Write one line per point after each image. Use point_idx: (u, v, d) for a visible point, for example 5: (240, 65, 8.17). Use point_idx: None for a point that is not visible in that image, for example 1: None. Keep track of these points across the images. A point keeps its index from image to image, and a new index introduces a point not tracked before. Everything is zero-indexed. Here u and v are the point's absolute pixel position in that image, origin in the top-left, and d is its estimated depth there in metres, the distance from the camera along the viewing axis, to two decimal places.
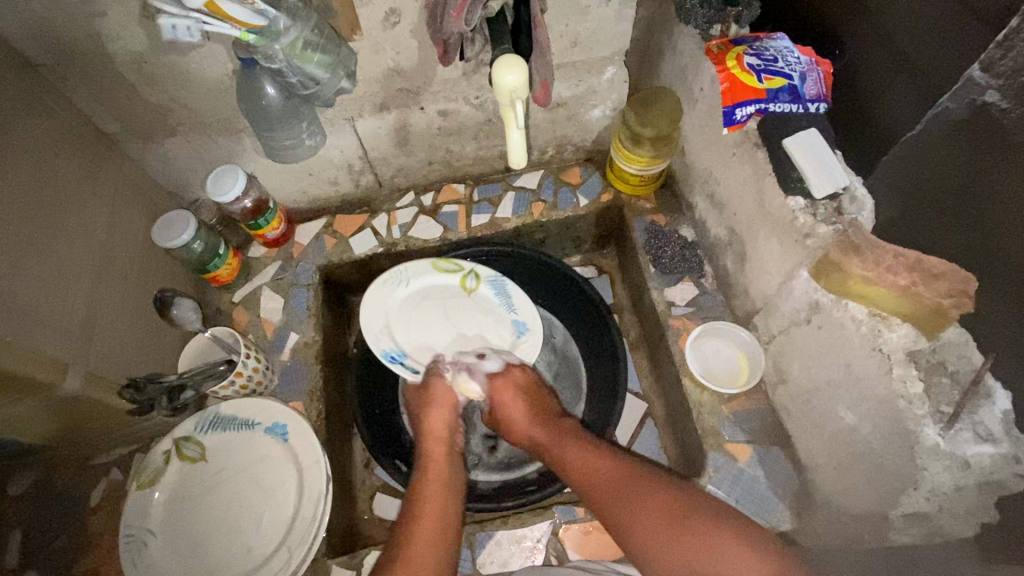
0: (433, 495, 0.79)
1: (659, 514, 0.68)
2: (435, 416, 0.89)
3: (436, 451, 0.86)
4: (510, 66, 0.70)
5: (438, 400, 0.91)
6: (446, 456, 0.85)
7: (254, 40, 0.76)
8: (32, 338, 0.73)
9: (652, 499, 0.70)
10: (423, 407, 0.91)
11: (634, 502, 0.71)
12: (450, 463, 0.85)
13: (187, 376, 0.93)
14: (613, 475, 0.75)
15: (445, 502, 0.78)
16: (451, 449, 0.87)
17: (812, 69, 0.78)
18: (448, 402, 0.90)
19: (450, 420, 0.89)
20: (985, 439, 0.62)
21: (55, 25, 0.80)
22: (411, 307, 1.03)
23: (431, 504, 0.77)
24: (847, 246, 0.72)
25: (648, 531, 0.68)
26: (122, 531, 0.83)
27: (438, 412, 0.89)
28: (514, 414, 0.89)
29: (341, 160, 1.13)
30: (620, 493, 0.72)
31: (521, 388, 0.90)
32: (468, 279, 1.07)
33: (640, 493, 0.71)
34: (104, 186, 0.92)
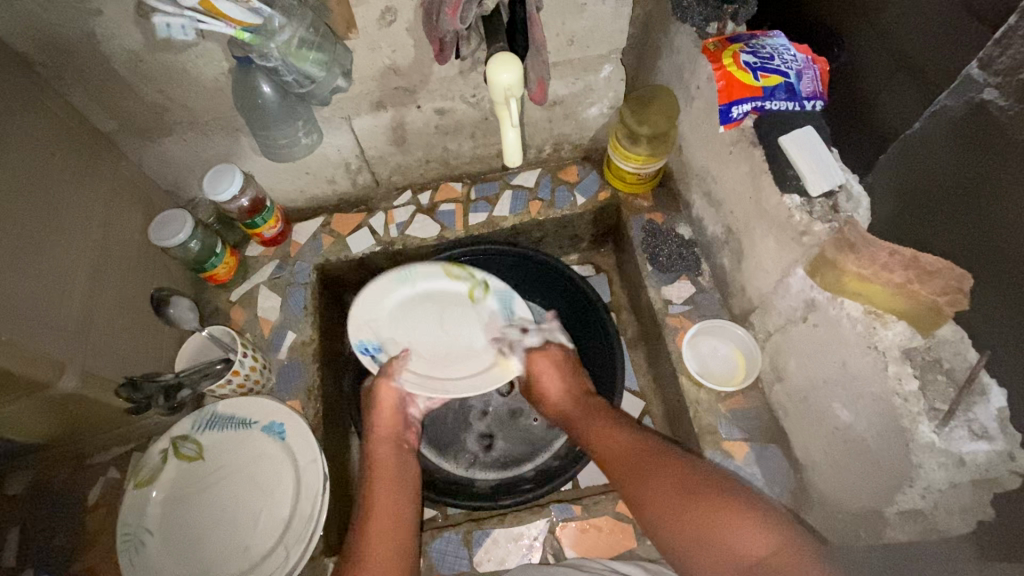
0: (383, 495, 0.79)
1: (672, 487, 0.68)
2: (381, 419, 0.89)
3: (383, 451, 0.86)
4: (505, 64, 0.69)
5: (383, 405, 0.90)
6: (394, 455, 0.85)
7: (249, 39, 0.76)
8: (28, 338, 0.73)
9: (667, 469, 0.70)
10: (371, 411, 0.91)
11: (650, 471, 0.71)
12: (398, 461, 0.85)
13: (184, 375, 0.91)
14: (628, 449, 0.76)
15: (398, 500, 0.79)
16: (401, 448, 0.87)
17: (808, 66, 0.79)
18: (393, 405, 0.91)
19: (396, 422, 0.90)
20: (980, 436, 0.62)
21: (50, 24, 0.80)
22: (402, 308, 1.02)
23: (382, 503, 0.78)
24: (842, 243, 0.72)
25: (661, 500, 0.67)
26: (120, 530, 0.83)
27: (385, 413, 0.90)
28: (548, 388, 0.94)
29: (338, 159, 1.12)
30: (634, 462, 0.73)
31: (557, 364, 0.95)
32: (478, 289, 1.04)
33: (655, 465, 0.71)
34: (100, 185, 0.92)
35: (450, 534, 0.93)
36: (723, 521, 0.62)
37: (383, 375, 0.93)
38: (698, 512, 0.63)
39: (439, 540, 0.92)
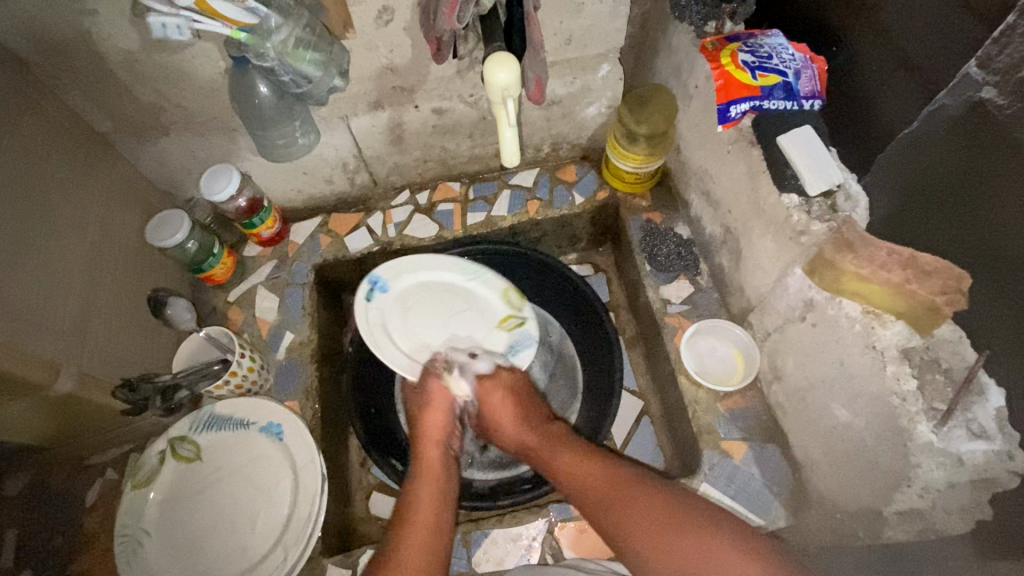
0: (428, 497, 0.78)
1: (656, 515, 0.67)
2: (432, 417, 0.88)
3: (429, 454, 0.84)
4: (503, 64, 0.69)
5: (434, 401, 0.90)
6: (441, 459, 0.84)
7: (245, 38, 0.76)
8: (22, 339, 0.72)
9: (650, 502, 0.69)
10: (420, 409, 0.90)
11: (628, 503, 0.70)
12: (445, 466, 0.83)
13: (181, 376, 0.92)
14: (607, 479, 0.74)
15: (437, 505, 0.77)
16: (448, 452, 0.85)
17: (806, 66, 0.78)
18: (444, 405, 0.90)
19: (447, 423, 0.88)
20: (979, 436, 0.62)
21: (45, 24, 0.79)
22: (435, 290, 1.05)
23: (423, 507, 0.76)
24: (840, 243, 0.71)
25: (648, 531, 0.66)
26: (118, 531, 0.83)
27: (435, 411, 0.89)
28: (502, 416, 0.88)
29: (336, 159, 1.12)
30: (612, 496, 0.72)
31: (510, 391, 0.90)
32: (511, 320, 1.03)
33: (629, 497, 0.70)
34: (96, 185, 0.92)
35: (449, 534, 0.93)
36: (710, 554, 0.62)
37: (432, 375, 0.93)
38: (684, 546, 0.63)
39: None
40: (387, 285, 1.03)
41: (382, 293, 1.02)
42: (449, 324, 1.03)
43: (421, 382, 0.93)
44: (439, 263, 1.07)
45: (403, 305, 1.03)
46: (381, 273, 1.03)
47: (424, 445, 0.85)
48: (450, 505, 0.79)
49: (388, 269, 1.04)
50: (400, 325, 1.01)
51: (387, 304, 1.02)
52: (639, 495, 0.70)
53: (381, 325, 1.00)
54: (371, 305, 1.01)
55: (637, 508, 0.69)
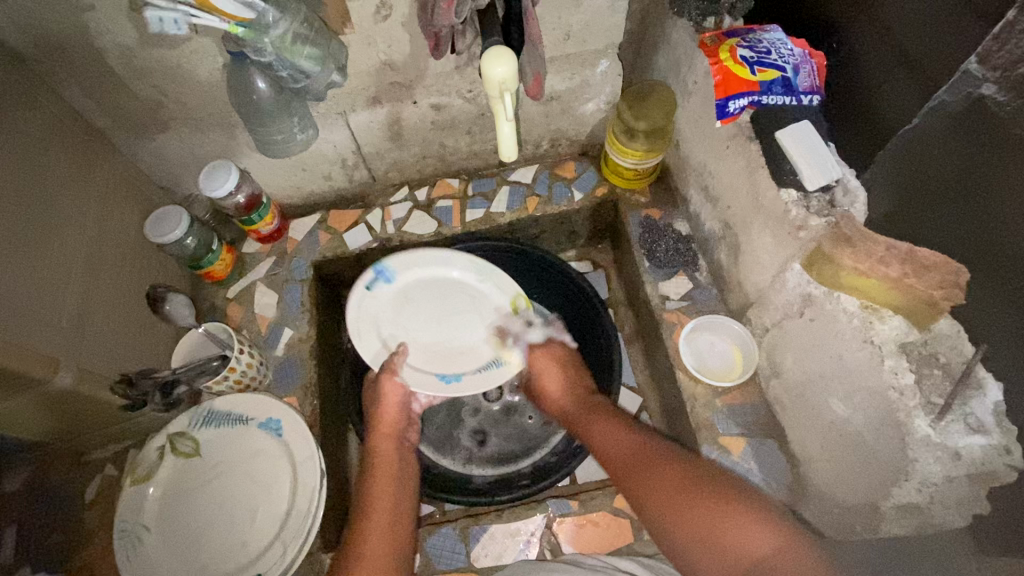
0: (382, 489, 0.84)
1: (671, 484, 0.70)
2: (384, 412, 0.93)
3: (383, 446, 0.91)
4: (500, 57, 0.69)
5: (386, 399, 0.93)
6: (394, 450, 0.91)
7: (243, 33, 0.76)
8: (20, 335, 0.72)
9: (667, 469, 0.72)
10: (372, 403, 0.95)
11: (646, 471, 0.73)
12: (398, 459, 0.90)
13: (180, 371, 0.91)
14: (631, 446, 0.78)
15: (392, 498, 0.84)
16: (401, 443, 0.93)
17: (805, 61, 0.78)
18: (395, 402, 0.94)
19: (399, 417, 0.94)
20: (976, 430, 0.62)
21: (43, 18, 0.79)
22: (439, 291, 1.02)
23: (379, 498, 0.83)
24: (838, 237, 0.71)
25: (664, 498, 0.69)
26: (118, 525, 0.84)
27: (387, 404, 0.93)
28: (550, 384, 0.98)
29: (335, 155, 1.12)
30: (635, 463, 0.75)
31: (564, 365, 0.99)
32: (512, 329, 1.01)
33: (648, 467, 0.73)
34: (94, 181, 0.91)
35: (448, 529, 0.93)
36: (723, 525, 0.63)
37: (387, 371, 0.93)
38: (698, 517, 0.65)
39: (436, 535, 0.92)
40: (394, 275, 1.00)
41: (388, 281, 0.99)
42: (443, 329, 1.00)
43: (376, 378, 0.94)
44: (452, 263, 1.03)
45: (405, 296, 1.01)
46: (388, 263, 1.00)
47: (378, 439, 0.92)
48: (407, 493, 0.87)
49: (398, 261, 1.00)
50: (395, 315, 0.99)
51: (389, 293, 0.99)
52: (660, 467, 0.72)
53: (374, 311, 0.97)
54: (367, 293, 0.97)
55: (658, 474, 0.72)
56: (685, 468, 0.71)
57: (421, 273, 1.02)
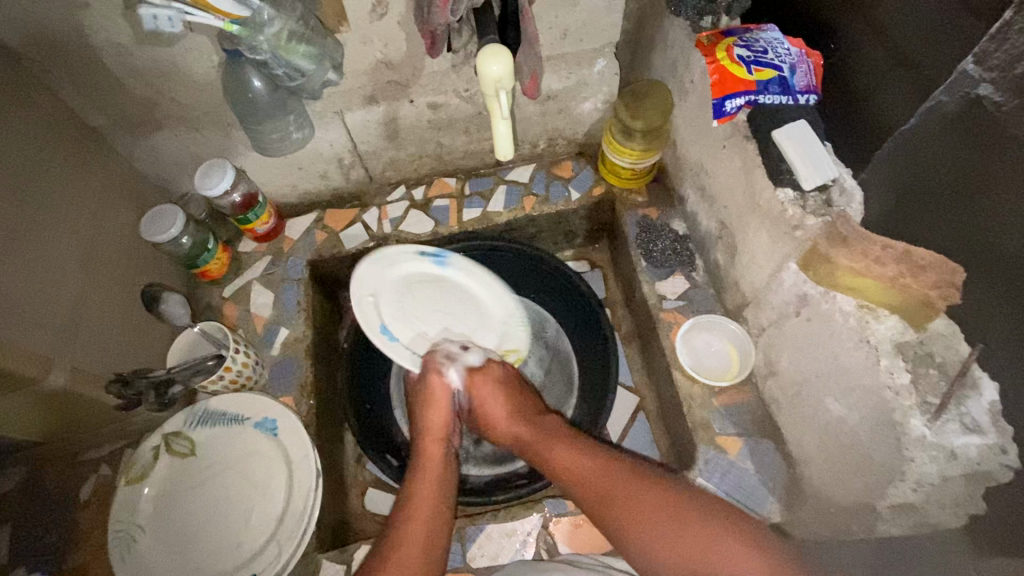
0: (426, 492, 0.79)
1: (655, 513, 0.67)
2: (434, 413, 0.88)
3: (431, 449, 0.86)
4: (495, 56, 0.69)
5: (437, 401, 0.89)
6: (441, 454, 0.85)
7: (237, 31, 0.76)
8: (12, 333, 0.72)
9: (646, 499, 0.68)
10: (422, 404, 0.89)
11: (631, 501, 0.69)
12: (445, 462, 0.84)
13: (175, 372, 0.91)
14: (600, 474, 0.73)
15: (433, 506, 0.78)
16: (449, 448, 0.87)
17: (802, 60, 0.78)
18: (444, 400, 0.89)
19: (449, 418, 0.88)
20: (972, 430, 0.61)
21: (37, 16, 0.79)
22: (457, 299, 1.02)
23: (422, 500, 0.78)
24: (835, 237, 0.71)
25: (649, 524, 0.66)
26: (112, 526, 0.83)
27: (439, 404, 0.88)
28: (492, 409, 0.88)
29: (331, 154, 1.11)
30: (610, 494, 0.71)
31: (502, 384, 0.89)
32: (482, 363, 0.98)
33: (630, 497, 0.69)
34: (89, 180, 0.91)
35: None
36: (712, 550, 0.62)
37: (431, 370, 0.91)
38: (683, 540, 0.64)
39: None
40: (450, 266, 1.03)
41: (439, 268, 1.02)
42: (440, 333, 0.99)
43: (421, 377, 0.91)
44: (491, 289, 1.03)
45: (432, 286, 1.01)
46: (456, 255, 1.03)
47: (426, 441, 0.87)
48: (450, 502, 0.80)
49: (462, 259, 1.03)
50: (410, 286, 0.99)
51: (432, 273, 1.01)
52: (641, 492, 0.69)
53: (404, 269, 0.99)
54: (414, 259, 1.00)
55: (637, 504, 0.68)
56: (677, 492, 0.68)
57: (467, 281, 1.03)
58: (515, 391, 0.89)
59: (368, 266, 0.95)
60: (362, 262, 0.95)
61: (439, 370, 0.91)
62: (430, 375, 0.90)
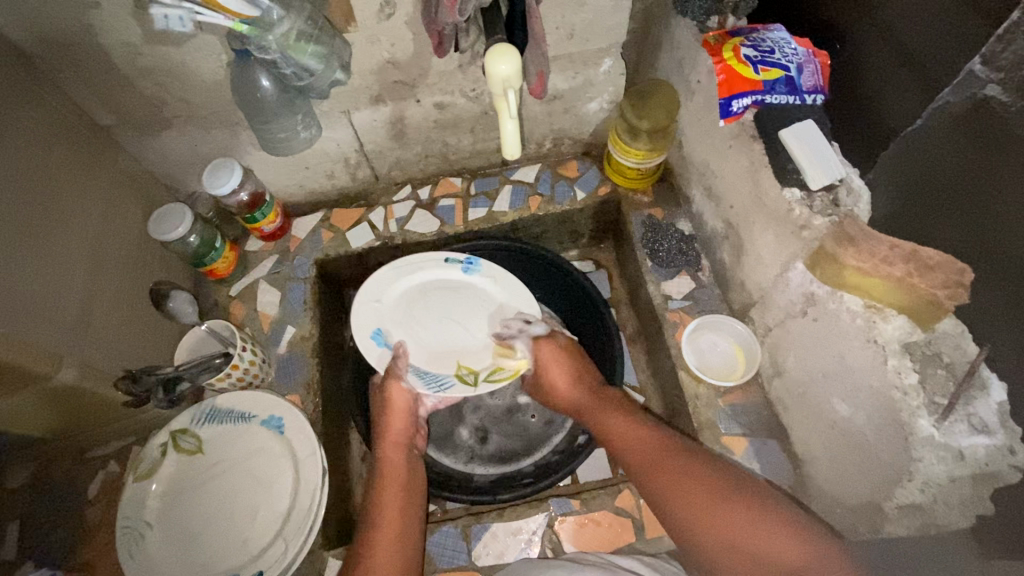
0: (388, 499, 0.81)
1: (705, 500, 0.67)
2: (394, 420, 0.90)
3: (392, 454, 0.88)
4: (503, 56, 0.69)
5: (395, 407, 0.91)
6: (404, 459, 0.87)
7: (247, 31, 0.76)
8: (25, 330, 0.73)
9: (694, 480, 0.69)
10: (383, 413, 0.91)
11: (683, 475, 0.70)
12: (407, 468, 0.86)
13: (182, 369, 0.92)
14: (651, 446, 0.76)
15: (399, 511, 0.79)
16: (410, 452, 0.89)
17: (809, 60, 0.78)
18: (404, 407, 0.92)
19: (408, 425, 0.91)
20: (980, 431, 0.61)
21: (48, 17, 0.80)
22: (468, 300, 1.06)
23: (389, 507, 0.79)
24: (841, 237, 0.71)
25: (699, 499, 0.67)
26: (120, 522, 0.84)
27: (399, 412, 0.91)
28: (556, 376, 0.93)
29: (338, 153, 1.12)
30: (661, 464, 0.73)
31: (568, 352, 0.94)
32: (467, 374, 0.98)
33: (684, 470, 0.71)
34: (98, 178, 0.92)
35: (448, 527, 0.93)
36: (751, 531, 0.63)
37: (390, 377, 0.94)
38: (728, 519, 0.65)
39: (436, 532, 0.93)
40: (475, 272, 1.08)
41: (465, 273, 1.07)
42: (445, 332, 1.03)
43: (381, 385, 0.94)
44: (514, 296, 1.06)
45: (450, 290, 1.07)
46: (481, 262, 1.08)
47: (387, 448, 0.88)
48: (415, 506, 0.82)
49: (489, 266, 1.07)
50: (425, 289, 1.06)
51: (455, 279, 1.07)
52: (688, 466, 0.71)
53: (421, 275, 1.06)
54: (436, 265, 1.07)
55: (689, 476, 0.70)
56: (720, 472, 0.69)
57: (488, 287, 1.07)
58: (580, 364, 0.93)
59: (386, 272, 1.05)
60: (380, 269, 1.05)
61: (398, 377, 0.94)
62: (390, 383, 0.93)
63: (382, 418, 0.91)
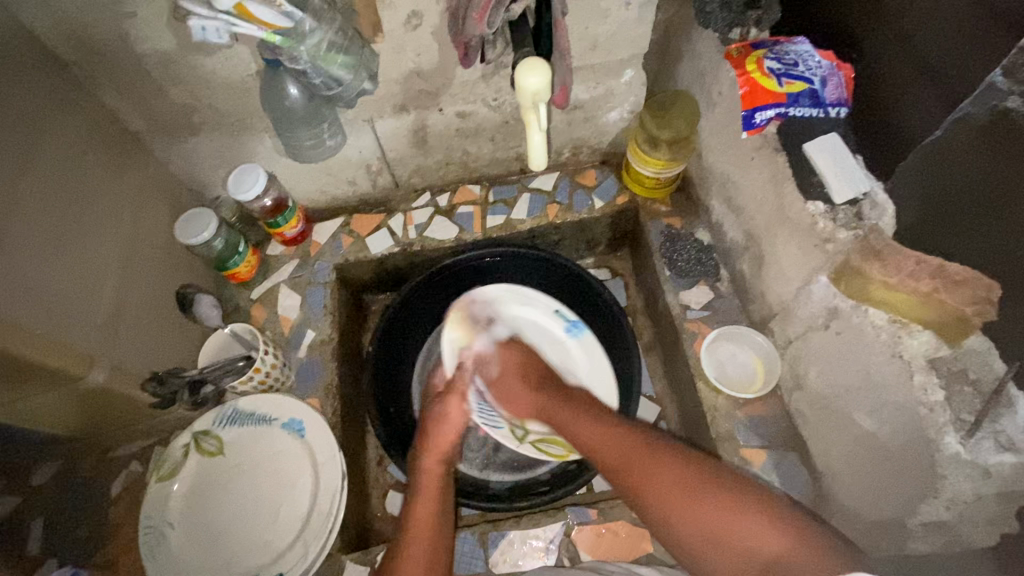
0: (424, 511, 0.78)
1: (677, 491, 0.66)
2: (445, 433, 0.87)
3: (432, 469, 0.84)
4: (533, 69, 0.69)
5: (449, 420, 0.89)
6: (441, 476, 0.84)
7: (279, 41, 0.77)
8: (59, 331, 0.74)
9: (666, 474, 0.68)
10: (431, 425, 0.89)
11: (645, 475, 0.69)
12: (444, 483, 0.83)
13: (206, 372, 0.94)
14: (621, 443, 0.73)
15: (435, 529, 0.77)
16: (449, 470, 0.85)
17: (833, 73, 0.78)
18: (458, 422, 0.89)
19: (455, 443, 0.88)
20: (1007, 448, 0.60)
21: (86, 26, 0.81)
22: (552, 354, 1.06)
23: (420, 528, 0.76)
24: (868, 252, 0.72)
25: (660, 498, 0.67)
26: (142, 521, 0.85)
27: (449, 429, 0.88)
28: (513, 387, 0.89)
29: (360, 160, 1.13)
30: (634, 466, 0.70)
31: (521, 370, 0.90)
32: (521, 431, 0.97)
33: (652, 463, 0.69)
34: (129, 183, 0.94)
35: (466, 534, 0.93)
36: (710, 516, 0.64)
37: (455, 393, 0.93)
38: (691, 511, 0.65)
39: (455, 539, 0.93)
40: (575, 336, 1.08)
41: (566, 333, 1.08)
42: None
43: (439, 397, 0.92)
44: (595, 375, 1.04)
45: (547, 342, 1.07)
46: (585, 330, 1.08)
47: (429, 462, 0.85)
48: (449, 521, 0.79)
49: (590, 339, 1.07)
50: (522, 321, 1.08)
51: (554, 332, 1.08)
52: (655, 462, 0.69)
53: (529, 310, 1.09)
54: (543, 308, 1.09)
55: (658, 477, 0.68)
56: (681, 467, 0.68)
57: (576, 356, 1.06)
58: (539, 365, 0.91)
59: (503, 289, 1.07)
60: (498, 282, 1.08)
61: (462, 396, 0.93)
62: (451, 398, 0.91)
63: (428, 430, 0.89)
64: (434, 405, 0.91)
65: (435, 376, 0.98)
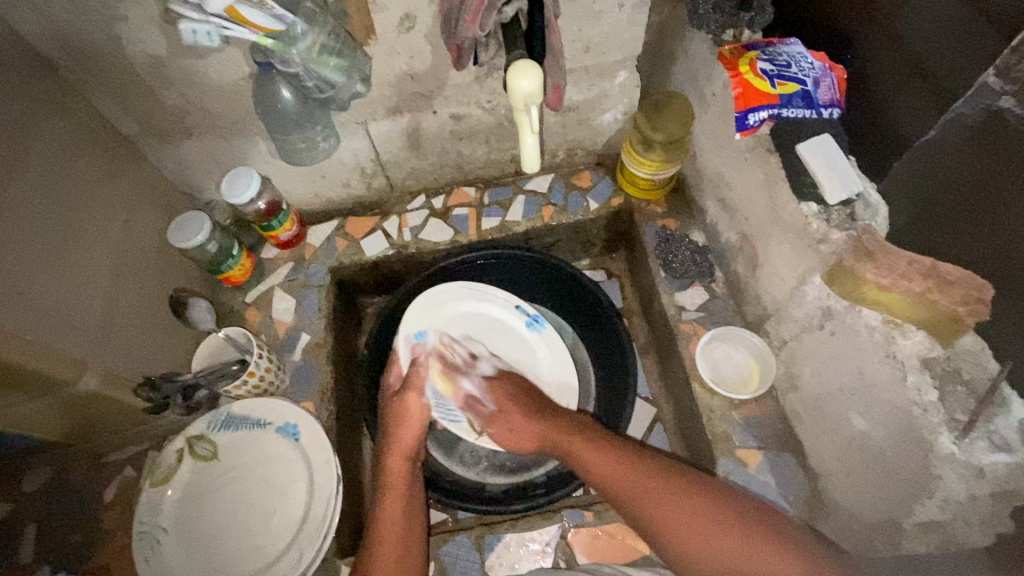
0: (390, 513, 0.82)
1: (692, 504, 0.70)
2: (406, 433, 0.89)
3: (397, 467, 0.87)
4: (525, 71, 0.69)
5: (409, 418, 0.90)
6: (407, 474, 0.87)
7: (271, 44, 0.77)
8: (48, 337, 0.74)
9: (682, 494, 0.71)
10: (394, 423, 0.90)
11: (671, 502, 0.70)
12: (407, 480, 0.86)
13: (201, 376, 0.93)
14: (633, 467, 0.75)
15: (404, 525, 0.81)
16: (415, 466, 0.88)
17: (825, 74, 0.78)
18: (418, 420, 0.90)
19: (418, 438, 0.90)
20: (1000, 448, 0.61)
21: (78, 30, 0.81)
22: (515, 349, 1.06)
23: (389, 525, 0.80)
24: (860, 252, 0.71)
25: (679, 520, 0.69)
26: (135, 527, 0.84)
27: (412, 426, 0.90)
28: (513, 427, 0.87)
29: (353, 162, 1.13)
30: (648, 489, 0.72)
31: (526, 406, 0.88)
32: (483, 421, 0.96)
33: (665, 485, 0.72)
34: (122, 187, 0.94)
35: (463, 537, 0.93)
36: (725, 534, 0.67)
37: (411, 388, 0.93)
38: (718, 534, 0.67)
39: (451, 542, 0.93)
40: (537, 330, 1.07)
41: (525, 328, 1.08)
42: None
43: (399, 393, 0.93)
44: (557, 367, 1.05)
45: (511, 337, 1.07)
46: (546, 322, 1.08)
47: (392, 459, 0.87)
48: (416, 517, 0.83)
49: (551, 333, 1.06)
50: (475, 316, 1.07)
51: (517, 327, 1.08)
52: (679, 488, 0.71)
53: (492, 305, 1.08)
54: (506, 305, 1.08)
55: (674, 502, 0.70)
56: (712, 504, 0.69)
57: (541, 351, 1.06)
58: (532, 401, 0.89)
59: (460, 288, 1.08)
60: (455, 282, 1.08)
61: (420, 391, 0.92)
62: (410, 395, 0.91)
63: (393, 426, 0.90)
64: (394, 402, 0.92)
65: (388, 375, 0.97)
